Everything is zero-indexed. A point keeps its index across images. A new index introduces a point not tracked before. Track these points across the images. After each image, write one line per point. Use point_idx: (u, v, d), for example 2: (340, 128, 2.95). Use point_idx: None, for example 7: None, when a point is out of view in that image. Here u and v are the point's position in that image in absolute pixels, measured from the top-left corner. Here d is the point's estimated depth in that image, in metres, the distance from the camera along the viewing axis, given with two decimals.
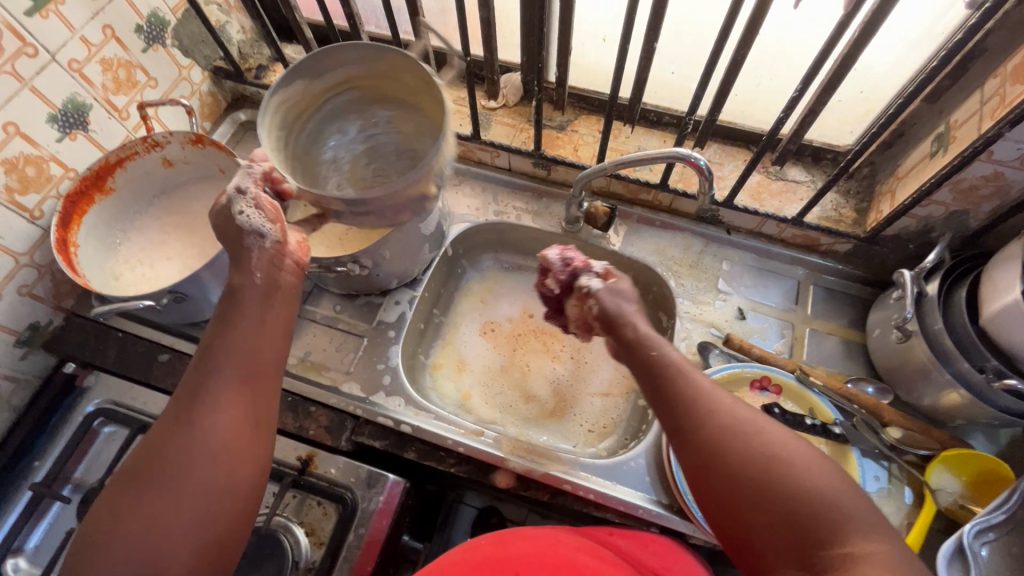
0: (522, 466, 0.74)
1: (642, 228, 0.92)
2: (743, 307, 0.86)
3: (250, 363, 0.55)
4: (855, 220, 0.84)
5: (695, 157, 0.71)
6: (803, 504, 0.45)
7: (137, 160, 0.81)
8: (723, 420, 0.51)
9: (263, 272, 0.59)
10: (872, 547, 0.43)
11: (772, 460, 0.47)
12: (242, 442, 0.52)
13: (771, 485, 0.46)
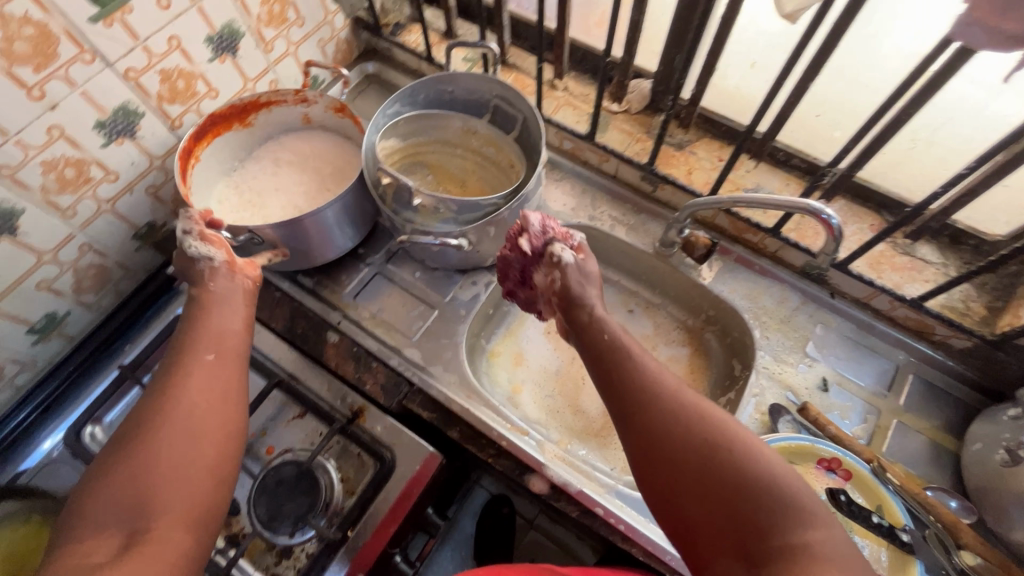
0: (559, 477, 0.73)
1: (737, 268, 0.87)
2: (828, 378, 0.80)
3: (221, 338, 0.58)
4: (984, 318, 0.76)
5: (827, 214, 0.65)
6: (741, 478, 0.45)
7: (280, 107, 0.86)
8: (666, 396, 0.53)
9: (214, 283, 0.63)
10: (809, 537, 0.43)
11: (715, 438, 0.48)
12: (219, 403, 0.53)
13: (712, 464, 0.47)
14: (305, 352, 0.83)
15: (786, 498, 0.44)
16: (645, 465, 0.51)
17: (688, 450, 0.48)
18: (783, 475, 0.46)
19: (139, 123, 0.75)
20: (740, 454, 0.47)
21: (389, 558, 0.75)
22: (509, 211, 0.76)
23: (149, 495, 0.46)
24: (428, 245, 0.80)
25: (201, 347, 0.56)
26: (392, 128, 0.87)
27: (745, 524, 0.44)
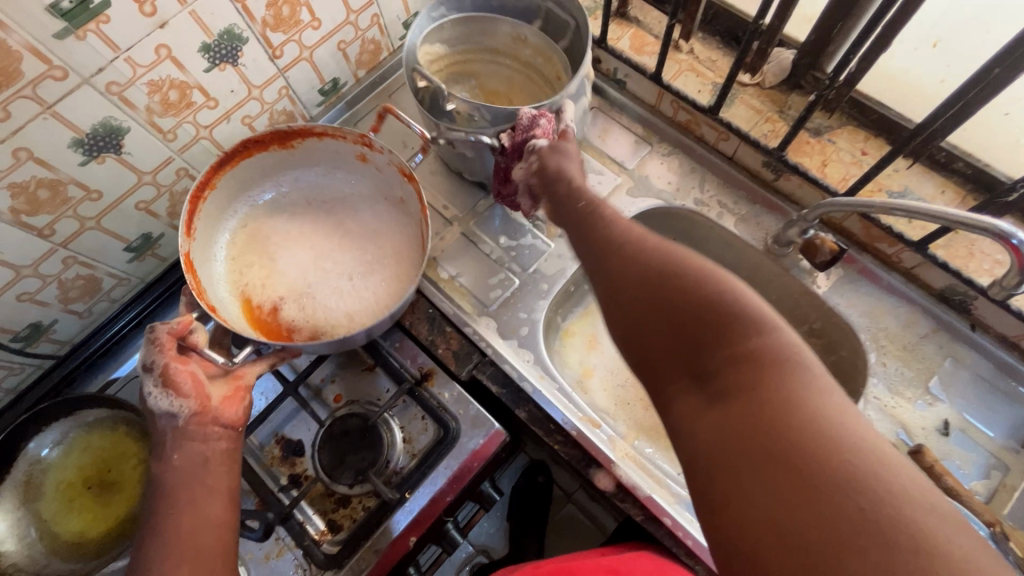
0: (629, 478, 0.69)
1: (860, 281, 0.77)
2: (950, 421, 0.70)
3: (192, 538, 0.55)
4: None
5: (1016, 239, 0.54)
6: (697, 308, 0.47)
7: (336, 141, 0.78)
8: (628, 245, 0.55)
9: (180, 454, 0.59)
10: (771, 343, 0.44)
11: (674, 275, 0.50)
12: None
13: (671, 297, 0.49)
14: None
15: (740, 316, 0.46)
16: (614, 316, 0.53)
17: (645, 288, 0.51)
18: (741, 293, 0.47)
19: (242, 50, 0.72)
20: (695, 283, 0.48)
21: (441, 523, 0.75)
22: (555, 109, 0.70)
23: None
24: (466, 149, 0.76)
25: (169, 559, 0.53)
26: (436, 30, 0.78)
27: (701, 343, 0.47)
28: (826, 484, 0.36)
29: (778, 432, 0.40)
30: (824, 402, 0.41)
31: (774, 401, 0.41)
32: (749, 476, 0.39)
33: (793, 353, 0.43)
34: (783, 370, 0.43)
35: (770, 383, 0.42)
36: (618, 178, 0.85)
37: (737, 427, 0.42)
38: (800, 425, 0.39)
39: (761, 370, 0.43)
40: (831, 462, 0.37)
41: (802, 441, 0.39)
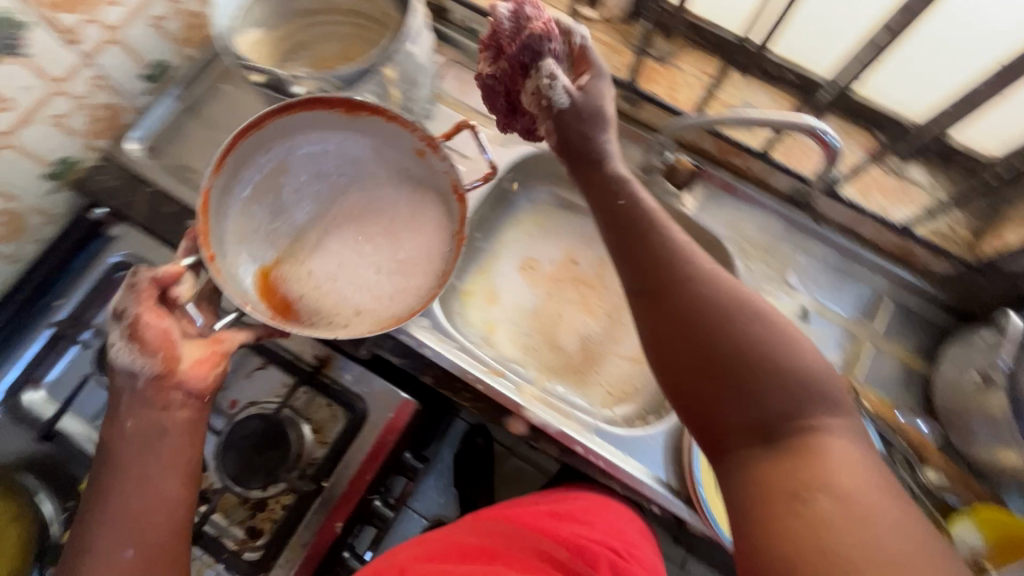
0: (540, 419, 0.72)
1: (722, 196, 0.83)
2: (808, 307, 0.79)
3: (141, 524, 0.52)
4: (966, 243, 0.74)
5: (825, 133, 0.60)
6: (769, 370, 0.44)
7: (400, 128, 0.66)
8: (714, 288, 0.48)
9: (133, 421, 0.54)
10: (833, 421, 0.43)
11: (758, 321, 0.46)
12: None
13: (759, 355, 0.44)
14: None
15: (816, 386, 0.44)
16: (674, 346, 0.48)
17: (735, 347, 0.45)
18: (817, 361, 0.45)
19: (24, 37, 0.62)
20: (788, 347, 0.44)
21: (368, 502, 0.74)
22: (401, 54, 0.69)
23: None
24: None
25: (115, 548, 0.51)
26: (248, 14, 0.75)
27: (771, 407, 0.44)
28: (838, 478, 0.40)
29: (818, 488, 0.40)
30: (830, 390, 0.44)
31: (786, 396, 0.44)
32: (771, 472, 0.42)
33: (799, 346, 0.45)
34: (791, 363, 0.44)
35: (779, 372, 0.44)
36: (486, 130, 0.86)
37: (754, 422, 0.44)
38: (800, 413, 0.43)
39: (822, 440, 0.42)
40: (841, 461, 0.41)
41: (813, 437, 0.42)
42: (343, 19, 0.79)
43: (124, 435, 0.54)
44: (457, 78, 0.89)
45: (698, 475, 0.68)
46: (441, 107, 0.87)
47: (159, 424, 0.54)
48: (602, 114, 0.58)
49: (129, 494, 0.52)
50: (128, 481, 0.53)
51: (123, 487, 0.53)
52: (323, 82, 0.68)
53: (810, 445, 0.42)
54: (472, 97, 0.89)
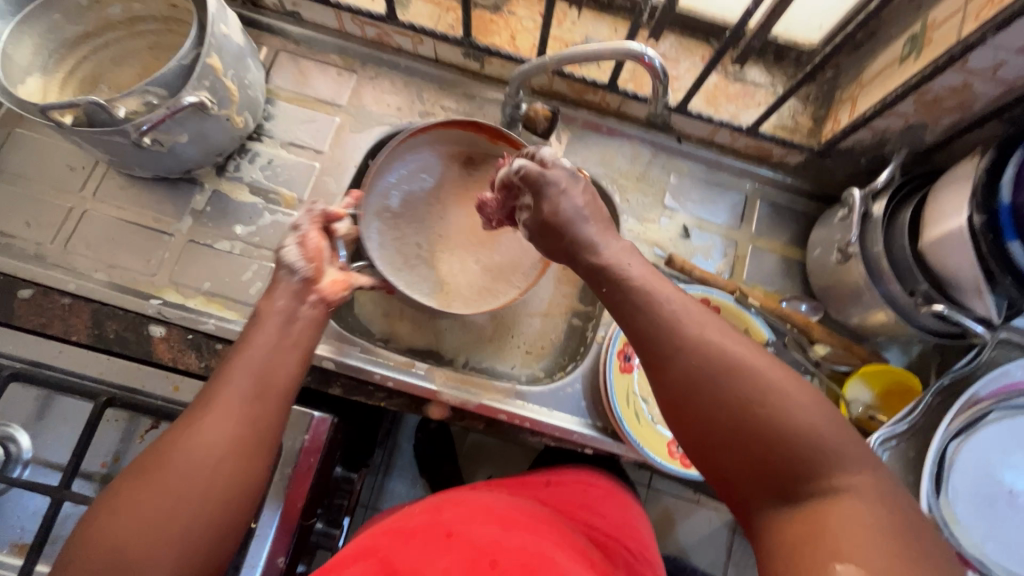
0: (456, 398, 0.71)
1: (587, 134, 0.83)
2: (688, 225, 0.82)
3: (259, 374, 0.48)
4: (810, 130, 0.78)
5: (649, 57, 0.60)
6: (780, 434, 0.41)
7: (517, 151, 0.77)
8: (700, 348, 0.45)
9: (285, 300, 0.55)
10: (860, 479, 0.40)
11: (756, 382, 0.43)
12: (242, 438, 0.45)
13: (756, 415, 0.42)
14: (130, 356, 0.69)
15: (824, 446, 0.41)
16: (676, 411, 0.45)
17: (738, 412, 0.42)
18: (824, 420, 0.41)
19: None
20: (790, 406, 0.41)
21: (308, 530, 0.72)
22: (216, 38, 0.64)
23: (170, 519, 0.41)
24: (178, 133, 0.66)
25: (229, 382, 0.47)
26: (20, 60, 0.64)
27: (781, 469, 0.41)
28: (863, 547, 0.36)
29: (843, 550, 0.36)
30: (850, 444, 0.41)
31: (797, 455, 0.41)
32: (794, 533, 0.39)
33: (791, 401, 0.42)
34: (792, 422, 0.41)
35: (780, 431, 0.41)
36: (336, 118, 0.81)
37: (767, 482, 0.42)
38: (816, 471, 0.40)
39: (842, 504, 0.39)
40: (864, 522, 0.37)
41: (833, 499, 0.39)
42: (122, 32, 0.71)
43: (250, 374, 0.48)
44: (291, 68, 0.82)
45: (616, 410, 0.70)
46: (281, 104, 0.81)
47: (281, 381, 0.50)
48: (567, 217, 0.57)
49: (240, 427, 0.45)
50: (219, 412, 0.45)
51: (217, 420, 0.44)
52: (145, 98, 0.61)
53: (830, 506, 0.39)
54: (312, 88, 0.82)
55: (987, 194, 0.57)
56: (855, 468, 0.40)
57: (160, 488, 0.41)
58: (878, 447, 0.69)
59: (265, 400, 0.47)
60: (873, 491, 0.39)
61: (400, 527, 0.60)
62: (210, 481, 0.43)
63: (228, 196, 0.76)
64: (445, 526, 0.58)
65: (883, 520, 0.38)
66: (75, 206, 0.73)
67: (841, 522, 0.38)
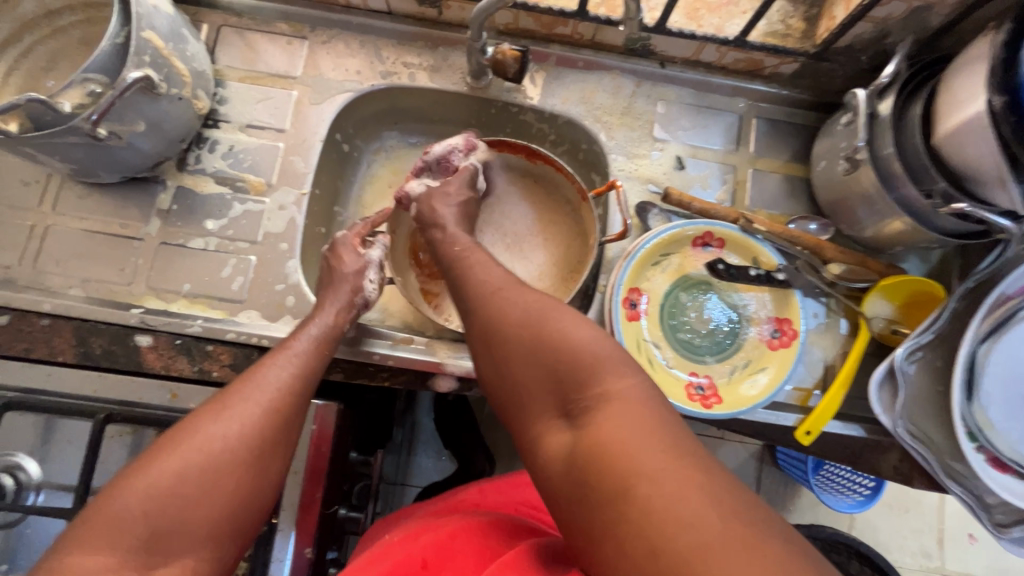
0: (460, 368, 0.68)
1: (562, 72, 0.77)
2: (681, 155, 0.76)
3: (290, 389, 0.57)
4: (804, 33, 0.72)
5: None
6: (558, 356, 0.46)
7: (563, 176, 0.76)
8: (496, 296, 0.52)
9: (331, 317, 0.65)
10: (622, 385, 0.43)
11: (532, 318, 0.49)
12: (263, 444, 0.52)
13: (536, 343, 0.47)
14: (122, 369, 0.66)
15: (585, 361, 0.45)
16: (486, 358, 0.51)
17: (524, 343, 0.48)
18: (590, 335, 0.47)
19: None
20: (559, 331, 0.47)
21: (334, 515, 0.71)
22: (141, 8, 0.58)
23: (191, 507, 0.46)
24: (132, 123, 0.60)
25: (255, 396, 0.54)
26: None
27: (566, 383, 0.45)
28: (639, 455, 0.38)
29: (610, 451, 0.39)
30: (613, 356, 0.45)
31: (574, 377, 0.45)
32: (574, 450, 0.42)
33: (569, 333, 0.47)
34: (569, 349, 0.46)
35: (561, 358, 0.46)
36: (293, 92, 0.75)
37: (558, 405, 0.45)
38: (586, 383, 0.44)
39: (610, 411, 0.42)
40: (642, 433, 0.39)
41: (608, 411, 0.42)
42: (42, 32, 0.68)
43: (266, 384, 0.55)
44: (236, 43, 0.76)
45: None
46: (232, 85, 0.75)
47: (280, 387, 0.56)
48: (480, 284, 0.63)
49: (253, 420, 0.52)
50: (231, 415, 0.51)
51: (228, 419, 0.51)
52: (87, 87, 0.55)
53: (603, 421, 0.41)
54: (262, 63, 0.76)
55: (1004, 74, 0.52)
56: (631, 390, 0.43)
57: (190, 463, 0.47)
58: (904, 361, 0.66)
59: (280, 401, 0.55)
60: (642, 404, 0.42)
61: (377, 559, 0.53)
62: (234, 466, 0.49)
63: (193, 190, 0.72)
64: (420, 556, 0.52)
65: (667, 439, 0.39)
66: (37, 223, 0.70)
67: (609, 434, 0.40)
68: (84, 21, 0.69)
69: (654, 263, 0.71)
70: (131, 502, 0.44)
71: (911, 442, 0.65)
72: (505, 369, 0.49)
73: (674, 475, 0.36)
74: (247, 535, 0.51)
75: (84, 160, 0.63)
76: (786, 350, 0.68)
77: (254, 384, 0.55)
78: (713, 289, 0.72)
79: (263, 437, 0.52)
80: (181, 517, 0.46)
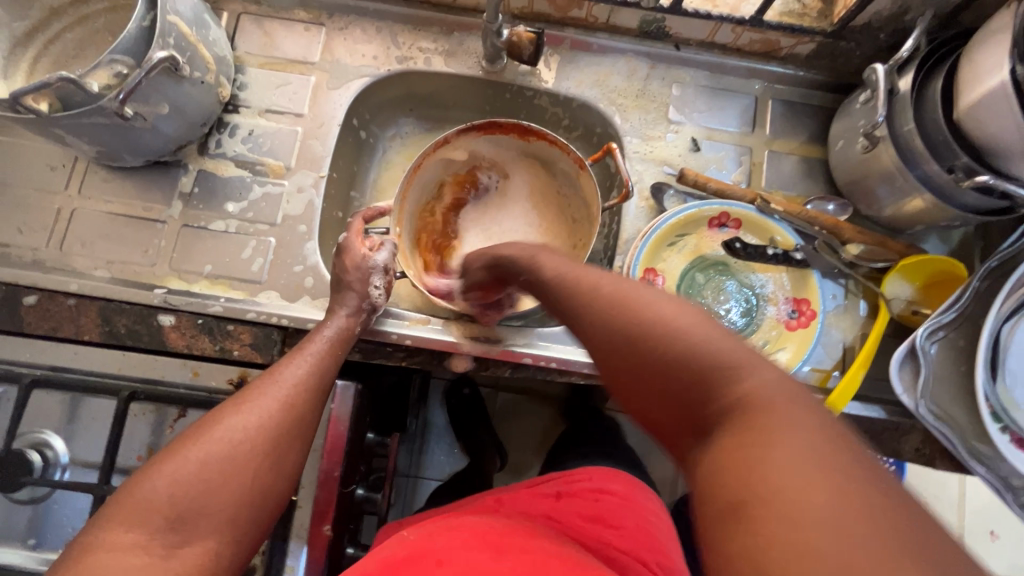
0: (477, 348, 0.68)
1: (577, 55, 0.77)
2: (697, 137, 0.76)
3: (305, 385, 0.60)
4: (821, 12, 0.71)
5: None
6: (671, 355, 0.38)
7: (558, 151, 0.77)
8: (582, 286, 0.46)
9: (351, 312, 0.66)
10: (766, 392, 0.34)
11: (624, 304, 0.43)
12: (277, 436, 0.55)
13: (640, 333, 0.40)
14: (145, 348, 0.68)
15: (708, 361, 0.37)
16: (608, 367, 0.43)
17: (619, 337, 0.41)
18: (697, 321, 0.39)
19: None
20: (662, 321, 0.40)
21: (352, 494, 0.71)
22: None
23: (211, 492, 0.49)
24: (157, 105, 0.62)
25: (269, 391, 0.57)
26: None
27: (693, 395, 0.37)
28: (772, 451, 0.31)
29: (757, 484, 0.30)
30: (736, 353, 0.37)
31: (696, 379, 0.37)
32: (721, 483, 0.32)
33: (672, 321, 0.40)
34: (675, 343, 0.38)
35: (676, 359, 0.38)
36: (311, 77, 0.76)
37: (686, 415, 0.38)
38: (719, 390, 0.36)
39: (762, 426, 0.33)
40: (777, 439, 0.32)
41: (749, 418, 0.34)
42: (70, 19, 0.69)
43: (283, 380, 0.59)
44: (255, 30, 0.77)
45: None
46: (252, 71, 0.76)
47: (297, 384, 0.59)
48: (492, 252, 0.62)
49: (272, 414, 0.55)
50: (249, 407, 0.55)
51: (246, 410, 0.55)
52: (114, 69, 0.57)
53: (736, 423, 0.34)
54: (281, 49, 0.77)
55: None
56: (764, 385, 0.35)
57: (213, 451, 0.51)
58: (927, 341, 0.65)
59: (295, 394, 0.58)
60: (780, 403, 0.34)
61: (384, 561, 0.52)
62: (253, 454, 0.52)
63: (214, 173, 0.73)
64: (434, 554, 0.51)
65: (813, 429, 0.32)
66: (63, 206, 0.71)
67: (755, 455, 0.31)
68: (110, 9, 0.70)
69: (670, 244, 0.72)
70: (159, 484, 0.47)
71: (934, 423, 0.64)
72: (611, 376, 0.43)
73: (832, 500, 0.28)
74: (267, 522, 0.53)
75: (110, 142, 0.64)
76: (806, 330, 0.68)
77: (273, 380, 0.58)
78: (730, 269, 0.72)
79: (277, 428, 0.55)
80: (205, 499, 0.48)
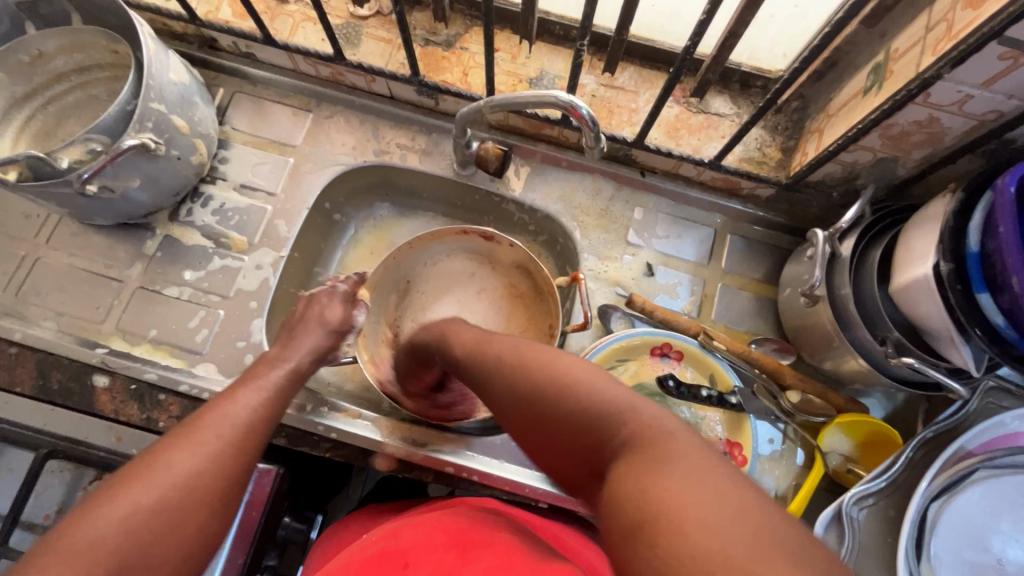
0: (401, 450, 0.68)
1: (546, 169, 0.80)
2: (652, 262, 0.78)
3: (258, 417, 0.51)
4: (779, 162, 0.74)
5: (577, 105, 0.55)
6: (563, 394, 0.41)
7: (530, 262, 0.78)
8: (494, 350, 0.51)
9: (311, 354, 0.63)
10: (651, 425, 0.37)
11: (539, 365, 0.45)
12: (227, 469, 0.47)
13: (542, 371, 0.44)
14: (73, 408, 0.67)
15: (595, 411, 0.39)
16: (524, 421, 0.44)
17: (524, 374, 0.45)
18: (593, 370, 0.42)
19: None
20: (556, 368, 0.43)
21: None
22: (153, 79, 0.63)
23: (153, 540, 0.41)
24: (127, 179, 0.65)
25: (218, 419, 0.49)
26: None
27: (592, 424, 0.39)
28: (668, 476, 0.32)
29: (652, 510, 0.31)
30: (623, 399, 0.39)
31: (592, 425, 0.39)
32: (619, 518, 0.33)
33: (573, 366, 0.43)
34: (575, 381, 0.41)
35: (577, 410, 0.40)
36: (290, 159, 0.80)
37: (587, 453, 0.40)
38: (610, 428, 0.38)
39: (641, 456, 0.35)
40: (662, 481, 0.32)
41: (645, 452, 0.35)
42: (70, 85, 0.73)
43: (214, 413, 0.49)
44: (247, 109, 0.81)
45: None
46: (235, 147, 0.80)
47: (231, 419, 0.49)
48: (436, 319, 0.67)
49: (220, 457, 0.46)
50: (185, 440, 0.46)
51: (181, 444, 0.45)
52: (88, 146, 0.60)
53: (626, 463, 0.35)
54: (267, 129, 0.81)
55: (953, 241, 0.52)
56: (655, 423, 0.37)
57: (159, 491, 0.43)
58: (852, 506, 0.63)
59: (249, 430, 0.50)
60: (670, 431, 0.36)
61: (354, 560, 0.48)
62: (203, 503, 0.45)
63: (179, 240, 0.75)
64: (402, 555, 0.47)
65: (722, 484, 0.31)
66: (29, 254, 0.73)
67: (646, 466, 0.34)
68: (110, 78, 0.74)
69: (610, 367, 0.72)
70: (89, 529, 0.39)
71: None
72: (532, 435, 0.44)
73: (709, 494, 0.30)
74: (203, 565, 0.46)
75: (75, 208, 0.66)
76: None
77: (221, 412, 0.49)
78: (666, 403, 0.73)
79: (227, 457, 0.47)
80: (147, 555, 0.41)
